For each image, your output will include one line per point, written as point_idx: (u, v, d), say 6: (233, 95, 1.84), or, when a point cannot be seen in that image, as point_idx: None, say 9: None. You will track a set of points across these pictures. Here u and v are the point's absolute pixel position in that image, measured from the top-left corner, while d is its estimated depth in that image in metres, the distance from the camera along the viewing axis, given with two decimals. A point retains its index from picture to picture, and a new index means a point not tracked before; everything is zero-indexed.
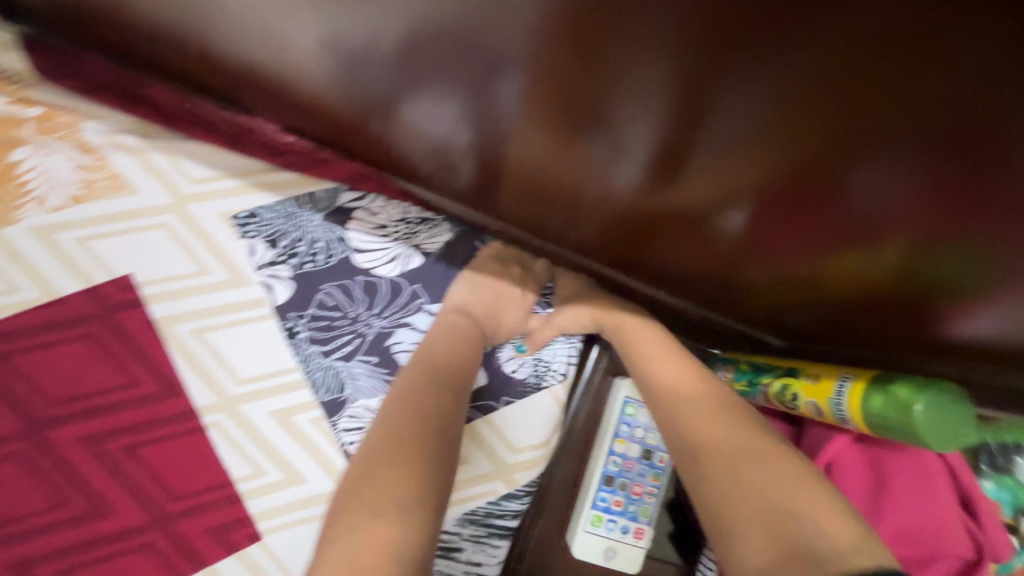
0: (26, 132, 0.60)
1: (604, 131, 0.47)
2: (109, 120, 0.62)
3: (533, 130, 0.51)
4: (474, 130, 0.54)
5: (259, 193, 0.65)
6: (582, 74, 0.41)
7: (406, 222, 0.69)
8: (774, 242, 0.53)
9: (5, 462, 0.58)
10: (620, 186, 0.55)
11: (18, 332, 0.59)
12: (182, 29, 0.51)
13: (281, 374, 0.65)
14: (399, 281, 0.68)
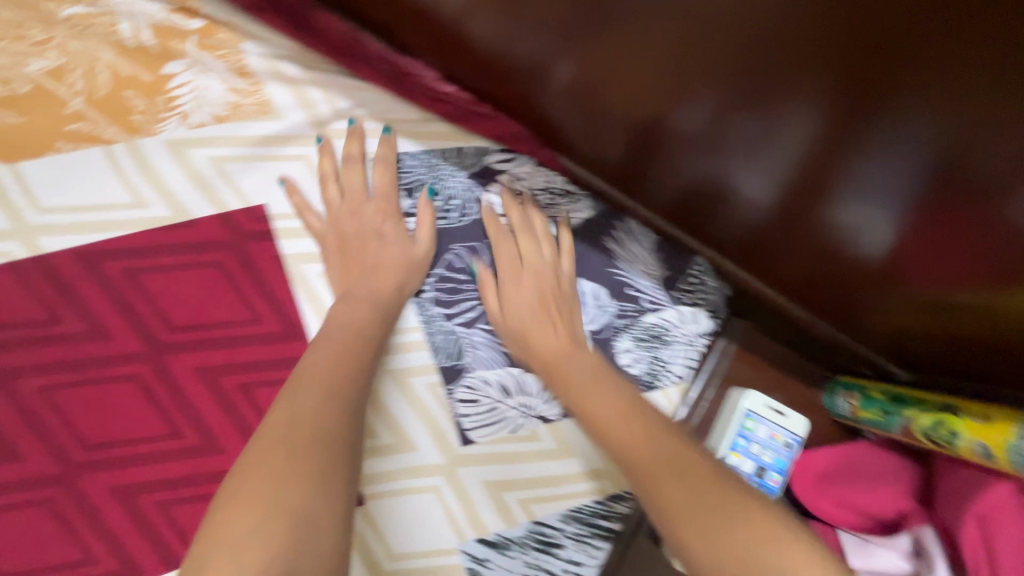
0: (185, 45, 0.58)
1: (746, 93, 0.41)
2: (268, 47, 0.60)
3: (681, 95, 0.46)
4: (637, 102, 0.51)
5: (404, 140, 0.62)
6: (740, 72, 0.39)
7: (549, 191, 0.66)
8: (925, 271, 0.48)
9: (122, 383, 0.55)
10: (780, 185, 0.52)
11: (144, 249, 0.56)
12: None
13: (402, 330, 0.61)
14: (530, 252, 0.64)
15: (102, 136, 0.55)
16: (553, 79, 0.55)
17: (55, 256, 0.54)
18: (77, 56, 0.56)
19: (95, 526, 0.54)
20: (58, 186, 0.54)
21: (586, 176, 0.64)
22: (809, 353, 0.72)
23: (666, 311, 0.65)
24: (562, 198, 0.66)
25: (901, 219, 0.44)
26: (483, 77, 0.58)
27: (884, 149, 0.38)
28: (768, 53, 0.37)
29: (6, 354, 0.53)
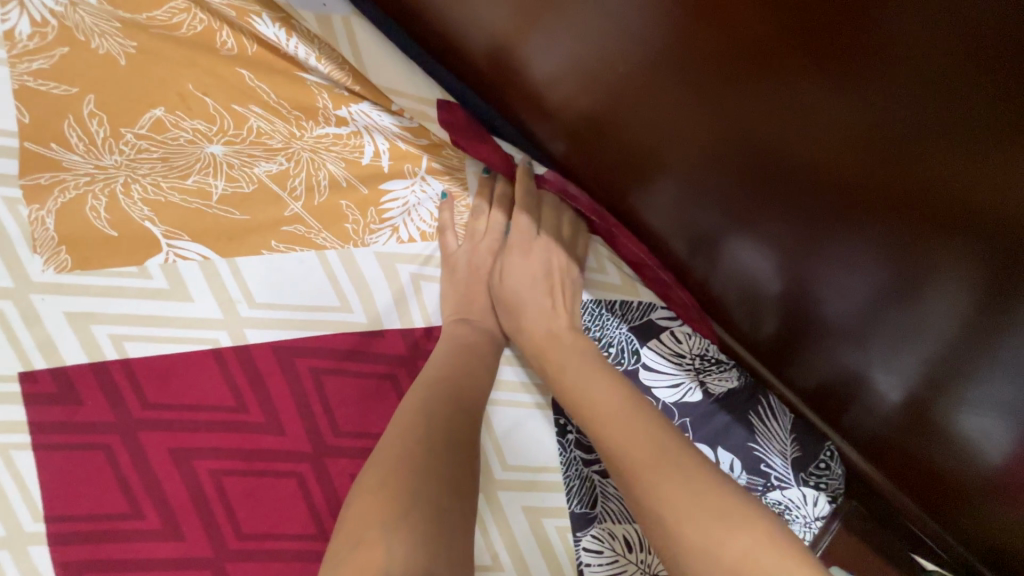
0: (416, 167, 0.63)
1: (915, 306, 0.46)
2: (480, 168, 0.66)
3: (850, 299, 0.51)
4: (802, 297, 0.56)
5: None
6: (880, 289, 0.47)
7: (703, 358, 0.69)
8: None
9: (283, 478, 0.58)
10: (919, 388, 0.55)
11: (332, 351, 0.60)
12: (617, 128, 0.54)
13: (543, 471, 0.64)
14: (672, 409, 0.69)
15: (316, 241, 0.59)
16: (721, 255, 0.59)
17: (254, 346, 0.58)
18: (302, 162, 0.59)
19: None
20: (271, 283, 0.58)
21: (742, 352, 0.68)
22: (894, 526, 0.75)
23: (791, 489, 0.69)
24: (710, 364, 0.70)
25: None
26: (664, 225, 0.62)
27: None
28: (923, 286, 0.44)
29: (190, 435, 0.57)
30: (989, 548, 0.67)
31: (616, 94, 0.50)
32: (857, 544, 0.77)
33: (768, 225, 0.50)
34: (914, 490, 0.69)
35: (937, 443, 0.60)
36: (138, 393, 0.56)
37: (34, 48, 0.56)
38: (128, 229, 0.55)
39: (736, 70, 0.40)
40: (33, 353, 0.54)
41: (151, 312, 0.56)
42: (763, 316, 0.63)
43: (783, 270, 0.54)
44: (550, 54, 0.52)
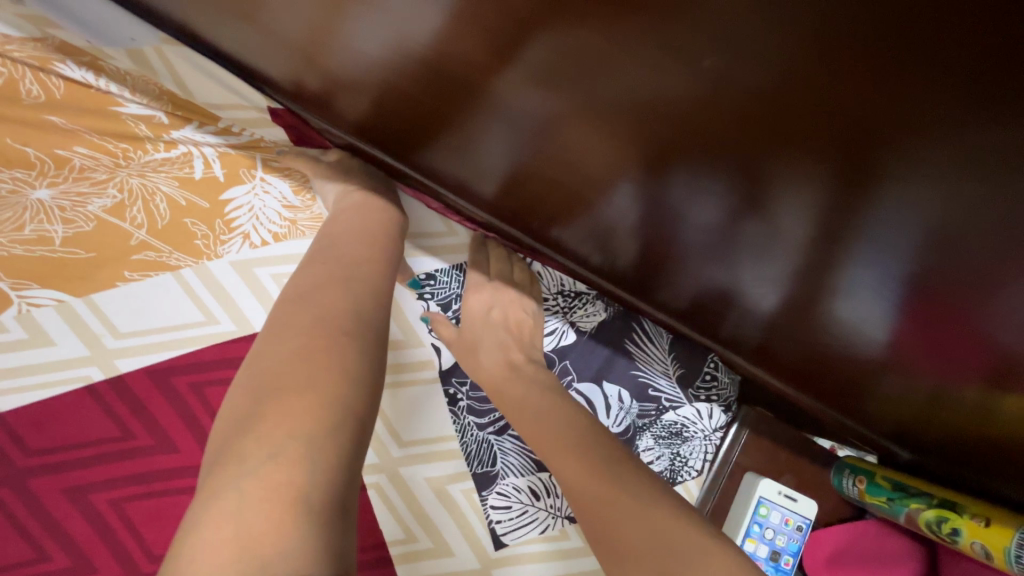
0: (251, 171, 0.64)
1: (718, 210, 0.51)
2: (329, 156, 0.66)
3: (688, 220, 0.54)
4: (641, 218, 0.57)
5: (427, 256, 0.70)
6: (698, 205, 0.51)
7: (565, 296, 0.69)
8: (897, 335, 0.56)
9: (182, 495, 0.60)
10: (775, 288, 0.59)
11: (207, 363, 0.62)
12: (412, 97, 0.54)
13: (440, 441, 0.65)
14: (552, 357, 0.69)
15: (169, 263, 0.61)
16: (560, 199, 0.60)
17: (125, 375, 0.60)
18: (134, 192, 0.60)
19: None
20: (131, 311, 0.60)
21: (610, 287, 0.69)
22: (809, 425, 0.77)
23: (684, 407, 0.70)
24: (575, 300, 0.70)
25: (867, 296, 0.53)
26: (497, 184, 0.62)
27: (834, 237, 0.47)
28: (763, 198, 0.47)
29: (83, 471, 0.58)
30: (882, 420, 0.70)
31: (392, 67, 0.51)
32: (781, 452, 0.77)
33: (598, 171, 0.53)
34: (811, 384, 0.71)
35: (805, 332, 0.64)
36: (17, 443, 0.57)
37: None
38: None
39: (533, 32, 0.40)
40: None
41: (15, 362, 0.57)
42: (618, 246, 0.64)
43: (641, 209, 0.56)
44: (321, 42, 0.51)
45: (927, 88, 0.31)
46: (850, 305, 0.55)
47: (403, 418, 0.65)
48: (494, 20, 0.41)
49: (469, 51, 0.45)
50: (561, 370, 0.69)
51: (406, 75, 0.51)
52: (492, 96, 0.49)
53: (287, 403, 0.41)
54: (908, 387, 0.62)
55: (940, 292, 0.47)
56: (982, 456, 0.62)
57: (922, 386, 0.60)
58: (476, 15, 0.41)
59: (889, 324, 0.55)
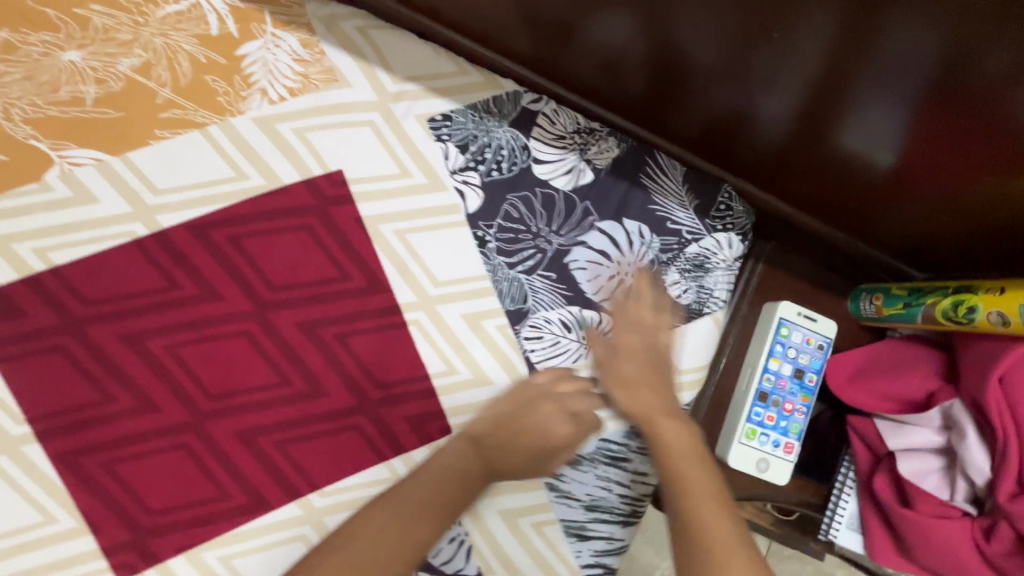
0: (263, 26, 0.63)
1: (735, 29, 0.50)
2: (328, 7, 0.64)
3: (697, 40, 0.54)
4: (650, 43, 0.57)
5: (435, 98, 0.66)
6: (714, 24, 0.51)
7: (581, 133, 0.68)
8: (916, 148, 0.56)
9: (233, 339, 0.64)
10: (793, 111, 0.58)
11: (243, 216, 0.64)
12: None
13: (471, 280, 0.68)
14: (573, 197, 0.68)
15: (197, 120, 0.63)
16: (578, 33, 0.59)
17: (166, 229, 0.62)
18: (159, 50, 0.62)
19: (230, 473, 0.63)
20: (166, 167, 0.62)
21: (619, 119, 0.68)
22: (821, 255, 0.79)
23: (704, 239, 0.70)
24: (586, 136, 0.68)
25: (888, 107, 0.52)
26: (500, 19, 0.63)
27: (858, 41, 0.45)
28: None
29: (137, 319, 0.61)
30: (894, 240, 0.72)
31: None
32: (799, 283, 0.79)
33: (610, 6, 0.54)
34: (824, 206, 0.72)
35: (820, 156, 0.64)
36: (74, 294, 0.60)
37: None
38: (16, 150, 0.59)
39: None
40: None
41: (64, 220, 0.60)
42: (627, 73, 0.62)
43: (654, 35, 0.56)
44: None
45: None
46: (876, 122, 0.55)
47: (435, 260, 0.67)
48: None
49: None
50: (581, 213, 0.68)
51: None
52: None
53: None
54: (924, 201, 0.62)
55: (968, 98, 0.46)
56: (1005, 262, 0.63)
57: (925, 199, 0.62)
58: None
59: (909, 135, 0.54)
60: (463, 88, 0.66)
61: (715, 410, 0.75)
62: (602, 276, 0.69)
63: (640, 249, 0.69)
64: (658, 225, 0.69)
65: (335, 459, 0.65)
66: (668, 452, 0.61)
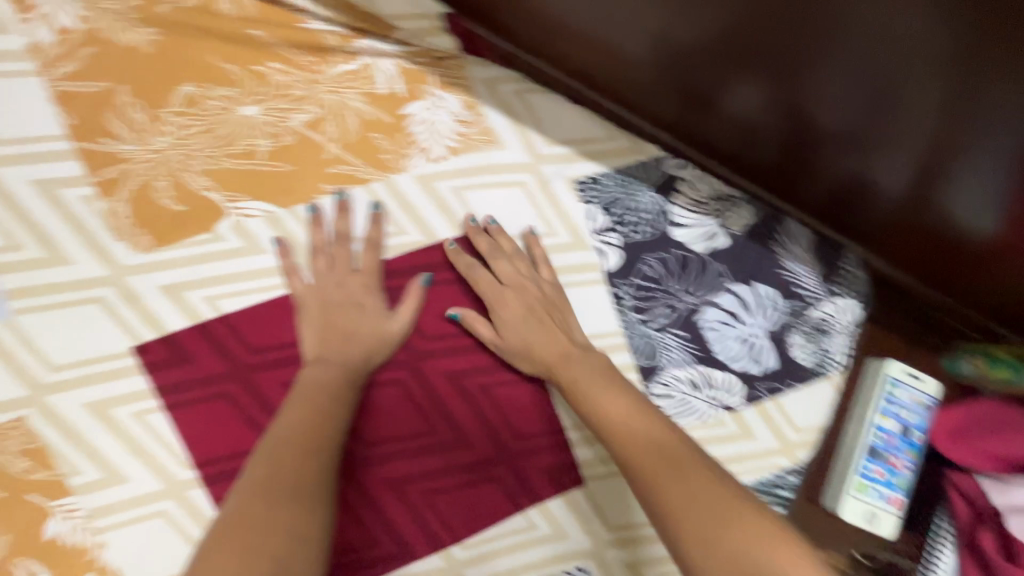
0: (428, 87, 0.67)
1: (860, 91, 0.52)
2: (490, 71, 0.66)
3: (829, 105, 0.55)
4: (779, 109, 0.59)
5: (587, 162, 0.70)
6: (849, 90, 0.52)
7: (720, 200, 0.71)
8: None
9: (387, 386, 0.66)
10: (909, 178, 0.60)
11: (400, 269, 0.66)
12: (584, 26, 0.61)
13: (607, 335, 0.70)
14: (707, 261, 0.72)
15: (361, 176, 0.65)
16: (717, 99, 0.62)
17: (314, 271, 0.63)
18: (330, 107, 0.64)
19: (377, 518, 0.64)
20: (332, 220, 0.64)
21: (753, 186, 0.72)
22: (915, 316, 0.82)
23: (825, 303, 0.74)
24: (723, 204, 0.71)
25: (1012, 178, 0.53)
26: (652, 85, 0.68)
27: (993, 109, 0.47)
28: (904, 25, 0.45)
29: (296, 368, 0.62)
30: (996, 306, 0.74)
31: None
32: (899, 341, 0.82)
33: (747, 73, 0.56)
34: (926, 270, 0.74)
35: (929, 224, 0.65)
36: (240, 342, 0.61)
37: (62, 56, 0.59)
38: (193, 200, 0.61)
39: None
40: (140, 328, 0.59)
41: (235, 270, 0.62)
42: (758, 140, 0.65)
43: (780, 93, 0.57)
44: None
45: None
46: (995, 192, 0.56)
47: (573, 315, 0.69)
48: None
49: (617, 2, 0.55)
50: (716, 276, 0.72)
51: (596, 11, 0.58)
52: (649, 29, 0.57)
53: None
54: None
55: None
56: None
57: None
58: None
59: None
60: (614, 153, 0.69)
61: (822, 462, 0.77)
62: (730, 336, 0.72)
63: (768, 312, 0.73)
64: (784, 289, 0.73)
65: (475, 507, 0.66)
66: (607, 415, 0.58)
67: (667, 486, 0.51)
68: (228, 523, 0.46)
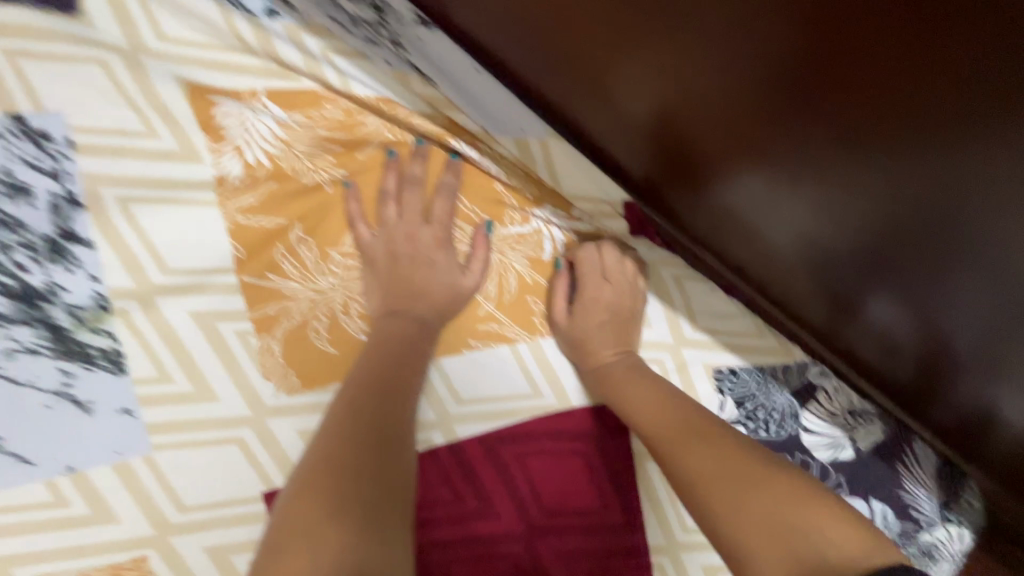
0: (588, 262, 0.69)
1: (987, 330, 0.49)
2: (654, 254, 0.69)
3: (958, 337, 0.52)
4: (908, 335, 0.56)
5: (730, 354, 0.69)
6: (982, 329, 0.49)
7: (853, 414, 0.70)
8: None
9: (498, 560, 0.61)
10: None
11: (530, 436, 0.63)
12: (765, 238, 0.58)
13: None
14: (829, 469, 0.70)
15: (510, 335, 0.65)
16: (857, 317, 0.60)
17: (416, 323, 0.60)
18: (493, 266, 0.66)
19: None
20: (473, 381, 0.62)
21: (894, 408, 0.69)
22: None
23: (938, 529, 0.72)
24: (852, 419, 0.70)
25: None
26: (777, 265, 0.63)
27: None
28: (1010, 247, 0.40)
29: (422, 528, 0.59)
30: None
31: (738, 213, 0.57)
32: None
33: (872, 298, 0.55)
34: None
35: None
36: None
37: (243, 186, 0.58)
38: (347, 344, 0.60)
39: (776, 158, 0.48)
40: (273, 472, 0.57)
41: None
42: (900, 364, 0.62)
43: (899, 298, 0.52)
44: (672, 181, 0.60)
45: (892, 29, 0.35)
46: None
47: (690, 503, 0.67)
48: (794, 171, 0.48)
49: (759, 217, 0.55)
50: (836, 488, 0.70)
51: (769, 231, 0.57)
52: (786, 242, 0.57)
53: (313, 494, 0.44)
54: None
55: None
56: None
57: None
58: (791, 175, 0.48)
59: None
60: (759, 351, 0.69)
61: None
62: None
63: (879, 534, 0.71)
64: (901, 510, 0.71)
65: None
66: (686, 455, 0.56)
67: (747, 536, 0.50)
68: (311, 463, 0.47)
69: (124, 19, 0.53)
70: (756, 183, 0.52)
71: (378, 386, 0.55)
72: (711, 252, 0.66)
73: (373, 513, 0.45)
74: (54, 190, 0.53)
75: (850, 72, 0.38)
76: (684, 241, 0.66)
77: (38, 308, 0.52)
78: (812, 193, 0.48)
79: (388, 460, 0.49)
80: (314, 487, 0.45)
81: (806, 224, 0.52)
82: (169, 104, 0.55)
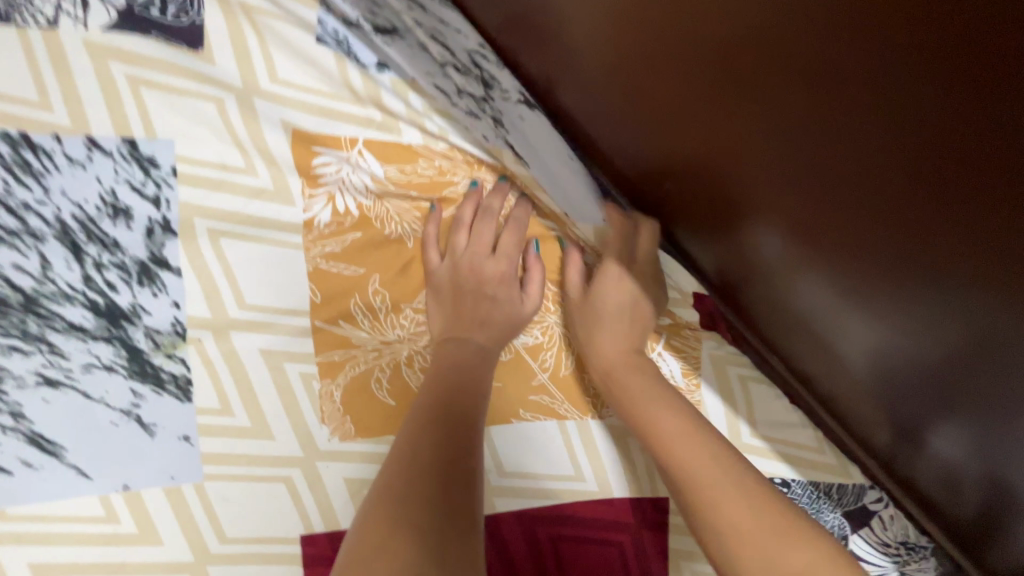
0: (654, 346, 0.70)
1: None
2: (720, 348, 0.69)
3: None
4: (973, 469, 0.55)
5: (780, 462, 0.68)
6: None
7: (908, 546, 0.67)
8: None
9: None
10: None
11: (570, 518, 0.61)
12: (825, 349, 0.60)
13: None
14: None
15: (560, 411, 0.63)
16: (923, 448, 0.59)
17: (485, 346, 0.61)
18: (555, 338, 0.66)
19: None
20: (518, 454, 0.61)
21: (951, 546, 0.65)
22: None
23: None
24: (904, 550, 0.67)
25: None
26: (849, 390, 0.62)
27: None
28: None
29: None
30: None
31: (808, 317, 0.59)
32: None
33: (934, 426, 0.55)
34: None
35: None
36: None
37: (329, 234, 0.60)
38: (405, 397, 0.60)
39: (847, 275, 0.50)
40: (315, 517, 0.57)
41: None
42: (963, 502, 0.59)
43: (961, 426, 0.52)
44: (749, 274, 0.62)
45: (954, 170, 0.36)
46: None
47: None
48: (863, 292, 0.50)
49: (828, 326, 0.57)
50: None
51: (837, 345, 0.58)
52: (852, 359, 0.58)
53: (387, 499, 0.45)
54: None
55: None
56: None
57: None
58: (861, 296, 0.51)
59: None
60: (814, 463, 0.68)
61: None
62: None
63: None
64: None
65: None
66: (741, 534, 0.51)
67: None
68: (389, 466, 0.48)
69: (242, 60, 0.57)
70: (827, 295, 0.54)
71: (442, 402, 0.54)
72: (778, 355, 0.67)
73: (446, 507, 0.45)
74: (152, 215, 0.55)
75: (917, 205, 0.40)
76: (750, 339, 0.69)
77: (119, 327, 0.54)
78: (883, 316, 0.50)
79: (459, 462, 0.49)
80: (387, 492, 0.45)
81: (879, 345, 0.53)
82: (272, 145, 0.58)
